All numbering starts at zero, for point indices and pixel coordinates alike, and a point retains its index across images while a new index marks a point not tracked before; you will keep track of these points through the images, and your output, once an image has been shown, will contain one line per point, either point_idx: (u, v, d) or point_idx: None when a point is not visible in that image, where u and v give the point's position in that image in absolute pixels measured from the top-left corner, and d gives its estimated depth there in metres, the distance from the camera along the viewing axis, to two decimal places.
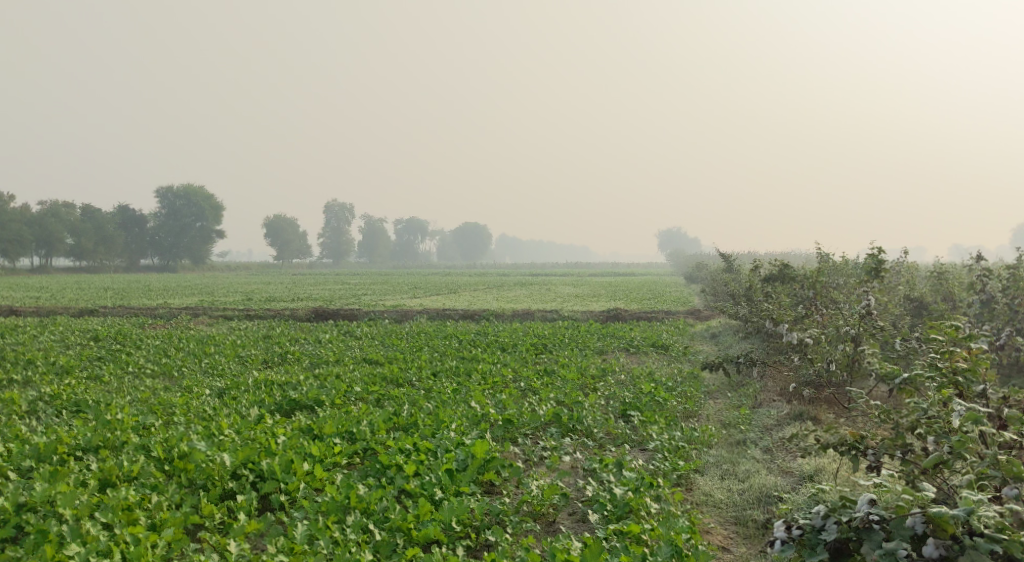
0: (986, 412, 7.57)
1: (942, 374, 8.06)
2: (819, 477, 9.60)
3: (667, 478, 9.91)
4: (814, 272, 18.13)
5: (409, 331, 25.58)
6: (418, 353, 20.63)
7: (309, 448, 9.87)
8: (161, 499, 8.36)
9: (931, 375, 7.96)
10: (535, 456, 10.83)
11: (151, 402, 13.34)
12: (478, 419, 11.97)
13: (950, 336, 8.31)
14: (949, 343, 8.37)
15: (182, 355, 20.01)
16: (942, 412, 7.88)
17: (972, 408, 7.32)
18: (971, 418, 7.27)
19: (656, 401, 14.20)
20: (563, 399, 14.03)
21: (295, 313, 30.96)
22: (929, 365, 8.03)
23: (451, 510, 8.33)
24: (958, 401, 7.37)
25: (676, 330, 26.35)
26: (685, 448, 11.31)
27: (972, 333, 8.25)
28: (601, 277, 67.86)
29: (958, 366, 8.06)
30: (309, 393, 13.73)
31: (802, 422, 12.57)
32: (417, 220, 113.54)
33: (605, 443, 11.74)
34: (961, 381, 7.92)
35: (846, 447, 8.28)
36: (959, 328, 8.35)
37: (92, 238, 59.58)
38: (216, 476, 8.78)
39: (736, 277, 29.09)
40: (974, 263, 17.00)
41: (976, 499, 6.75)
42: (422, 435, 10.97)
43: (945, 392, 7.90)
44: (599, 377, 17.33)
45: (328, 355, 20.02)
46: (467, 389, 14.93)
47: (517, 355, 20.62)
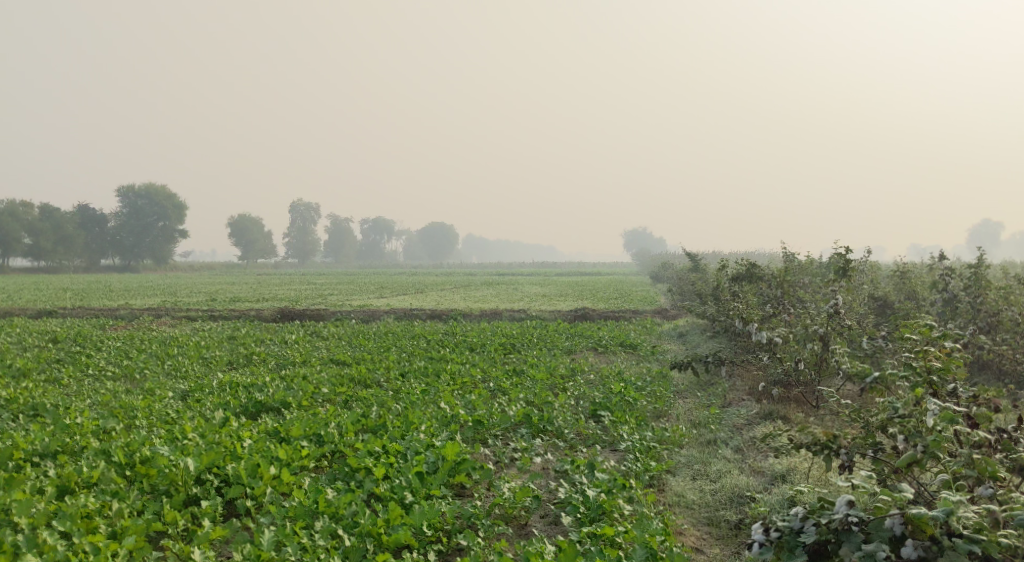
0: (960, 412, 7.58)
1: (916, 373, 8.04)
2: (791, 477, 9.57)
3: (640, 478, 9.84)
4: (781, 271, 18.20)
5: (376, 331, 25.36)
6: (386, 353, 20.46)
7: (275, 452, 9.67)
8: (123, 506, 8.13)
9: (905, 374, 7.92)
10: (506, 458, 10.71)
11: (112, 406, 13.05)
12: (447, 421, 11.83)
13: (923, 335, 8.29)
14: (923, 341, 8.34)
15: (143, 357, 19.64)
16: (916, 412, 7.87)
17: (947, 408, 7.33)
18: (946, 418, 7.27)
19: (627, 401, 14.15)
20: (533, 400, 13.94)
21: (260, 314, 30.57)
22: (904, 364, 8.00)
23: (423, 514, 8.18)
24: (933, 400, 7.37)
25: (644, 329, 26.38)
26: (656, 449, 11.25)
27: (945, 333, 8.23)
28: (568, 276, 67.98)
29: (932, 365, 8.04)
30: (275, 395, 13.50)
31: (772, 421, 12.58)
32: (383, 220, 112.92)
33: (576, 443, 11.65)
34: (936, 380, 7.90)
35: (819, 447, 8.25)
36: (933, 327, 8.32)
37: (51, 237, 58.47)
38: (179, 481, 8.54)
39: (703, 276, 29.22)
40: (938, 262, 17.14)
41: (955, 500, 6.73)
42: (391, 437, 10.82)
43: (920, 391, 7.88)
44: (568, 377, 17.27)
45: (294, 355, 19.77)
46: (435, 390, 14.78)
47: (485, 355, 20.49)
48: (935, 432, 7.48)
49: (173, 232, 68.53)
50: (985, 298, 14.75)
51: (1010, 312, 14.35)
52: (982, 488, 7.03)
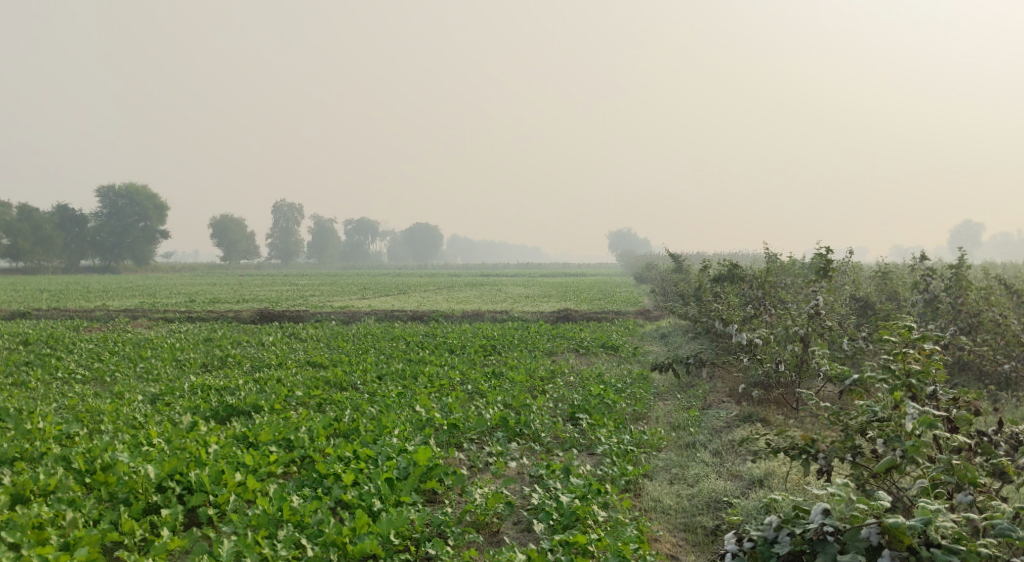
0: (940, 415, 7.41)
1: (895, 376, 7.86)
2: (769, 482, 9.38)
3: (615, 483, 9.65)
4: (762, 272, 18.07)
5: (356, 332, 25.08)
6: (363, 354, 20.20)
7: (242, 458, 9.43)
8: (77, 515, 7.88)
9: (884, 378, 7.75)
10: (480, 463, 10.49)
11: (78, 410, 12.74)
12: (421, 425, 11.61)
13: (902, 336, 8.10)
14: (901, 344, 8.18)
15: (116, 359, 19.27)
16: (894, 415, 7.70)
17: (926, 412, 7.16)
18: (926, 422, 7.10)
19: (605, 403, 13.95)
20: (510, 402, 13.72)
21: (238, 315, 30.20)
22: (882, 367, 7.82)
23: (390, 522, 7.98)
24: (912, 404, 7.19)
25: (625, 330, 26.22)
26: (634, 453, 11.05)
27: (925, 333, 8.06)
28: (551, 277, 67.87)
29: (911, 367, 7.87)
30: (246, 398, 13.22)
31: (752, 424, 12.40)
32: (366, 221, 112.45)
33: (553, 447, 11.44)
34: (915, 383, 7.73)
35: (797, 451, 8.06)
36: (912, 328, 8.16)
37: (29, 238, 57.78)
38: (139, 489, 8.32)
39: (686, 277, 29.11)
40: (919, 263, 17.05)
41: (934, 509, 6.58)
42: (363, 442, 10.58)
43: (899, 394, 7.71)
44: (547, 379, 17.06)
45: (271, 358, 19.48)
46: (411, 392, 14.54)
47: (465, 357, 20.26)
48: (914, 436, 7.32)
49: (154, 233, 67.85)
50: (966, 299, 14.66)
51: (989, 312, 14.28)
52: (961, 494, 6.86)
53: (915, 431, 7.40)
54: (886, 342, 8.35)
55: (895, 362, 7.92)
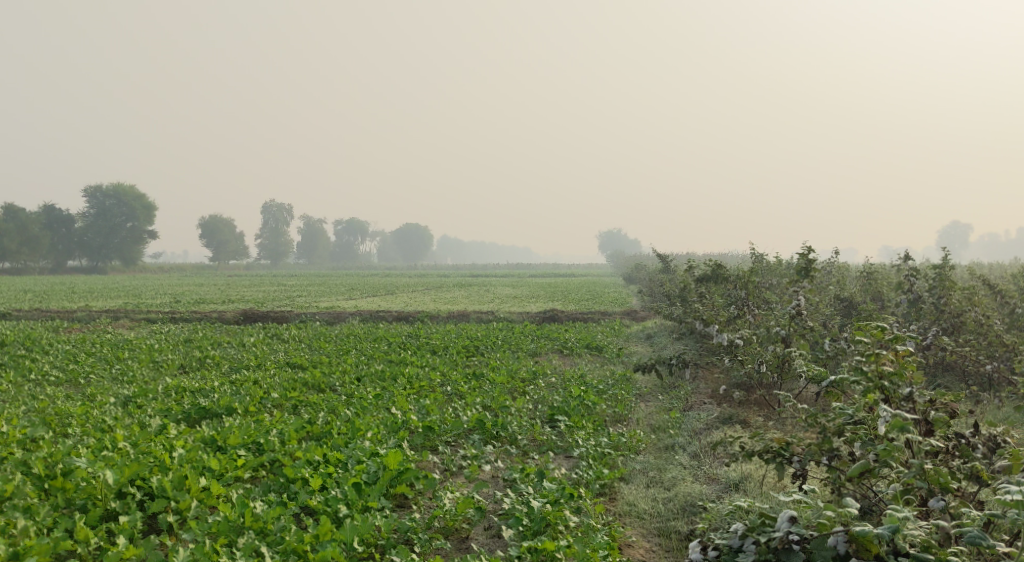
0: (914, 418, 7.23)
1: (868, 378, 7.67)
2: (745, 485, 9.20)
3: (590, 487, 9.49)
4: (747, 271, 17.92)
5: (339, 333, 24.86)
6: (344, 356, 19.95)
7: (207, 462, 9.23)
8: (29, 524, 7.78)
9: (856, 381, 7.56)
10: (454, 467, 10.33)
11: (47, 412, 12.52)
12: (396, 427, 11.41)
13: (876, 337, 7.90)
14: (875, 345, 7.98)
15: (92, 360, 19.01)
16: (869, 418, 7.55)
17: (898, 416, 6.99)
18: (898, 426, 6.92)
19: (585, 405, 13.77)
20: (489, 404, 13.55)
21: (221, 316, 29.95)
22: (855, 369, 7.64)
23: (354, 529, 7.87)
24: (884, 407, 7.01)
25: (611, 330, 26.07)
26: (611, 455, 10.87)
27: (901, 334, 7.86)
28: (541, 277, 67.72)
29: (884, 369, 7.66)
30: (220, 401, 13.01)
31: (732, 425, 12.23)
32: (356, 221, 112.09)
33: (529, 450, 11.26)
34: (887, 386, 7.55)
35: (771, 455, 7.92)
36: (886, 328, 7.97)
37: (15, 238, 57.37)
38: (98, 495, 8.20)
39: (671, 278, 28.97)
40: (903, 263, 16.93)
41: (902, 517, 6.43)
42: (334, 445, 10.37)
43: (872, 397, 7.53)
44: (529, 380, 16.88)
45: (249, 359, 19.24)
46: (390, 394, 14.34)
47: (447, 357, 20.07)
48: (887, 440, 7.16)
49: (141, 233, 67.37)
50: (949, 299, 14.54)
51: (972, 313, 14.17)
52: (933, 500, 6.72)
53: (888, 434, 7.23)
54: (861, 343, 8.15)
55: (868, 364, 7.73)
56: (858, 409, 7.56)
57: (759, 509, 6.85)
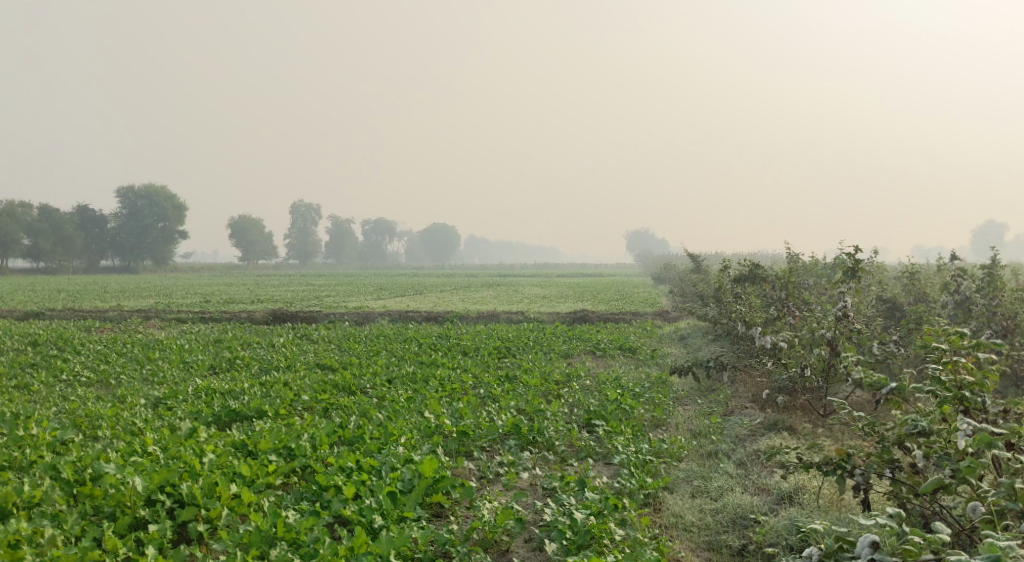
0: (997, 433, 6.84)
1: (945, 388, 7.32)
2: (797, 498, 8.78)
3: (633, 498, 9.10)
4: (786, 272, 17.36)
5: (369, 333, 24.58)
6: (374, 357, 19.66)
7: (238, 468, 8.96)
8: (57, 533, 7.53)
9: (932, 390, 7.20)
10: (490, 474, 9.97)
11: (77, 414, 12.31)
12: (430, 432, 11.08)
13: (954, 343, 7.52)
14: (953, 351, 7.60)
15: (123, 361, 18.83)
16: (945, 431, 7.21)
17: (984, 430, 6.62)
18: (984, 441, 6.56)
19: (623, 408, 13.37)
20: (523, 408, 13.18)
21: (251, 316, 29.78)
22: (931, 379, 7.29)
23: (390, 541, 7.59)
24: (967, 421, 6.66)
25: (644, 332, 25.55)
26: (653, 463, 10.47)
27: (979, 342, 7.50)
28: (571, 277, 67.30)
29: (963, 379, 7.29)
30: (250, 403, 12.74)
31: (777, 432, 11.77)
32: (383, 221, 112.15)
33: (567, 457, 10.88)
34: (967, 396, 7.17)
35: (832, 467, 7.68)
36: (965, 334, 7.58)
37: (49, 238, 57.82)
38: (126, 503, 7.93)
39: (704, 278, 28.43)
40: (949, 263, 16.35)
41: (1003, 547, 6.02)
42: (367, 451, 10.04)
43: (949, 408, 7.17)
44: (563, 382, 16.49)
45: (279, 359, 19.01)
46: (422, 397, 14.00)
47: (478, 359, 19.71)
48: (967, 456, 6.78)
49: (172, 233, 67.72)
50: (1000, 301, 13.98)
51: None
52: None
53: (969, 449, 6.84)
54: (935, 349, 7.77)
55: (945, 373, 7.37)
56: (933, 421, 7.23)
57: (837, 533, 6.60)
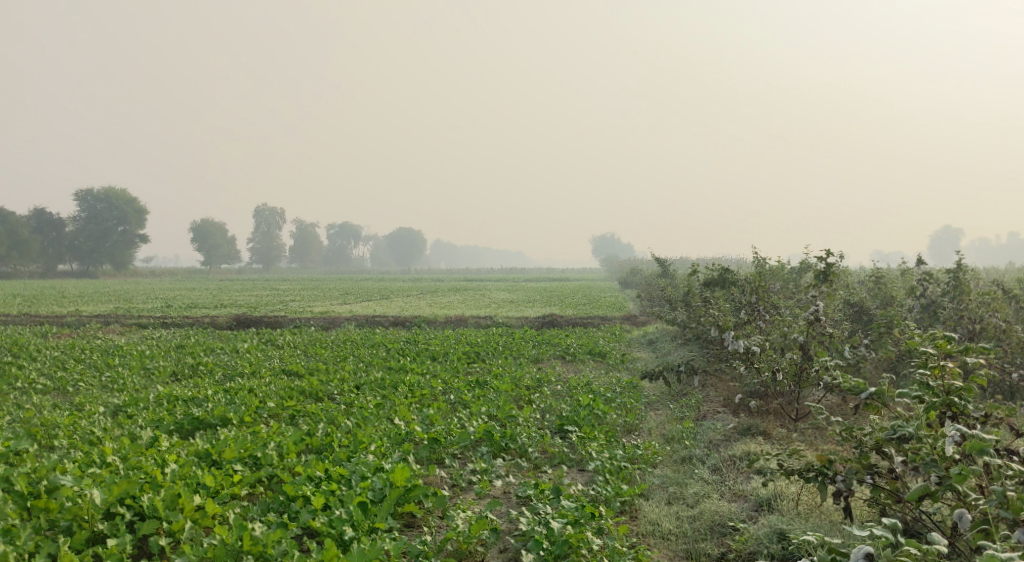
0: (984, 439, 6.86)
1: (932, 394, 7.27)
2: (775, 504, 8.68)
3: (609, 505, 8.96)
4: (756, 276, 17.21)
5: (335, 339, 24.22)
6: (341, 363, 19.36)
7: (202, 479, 8.68)
8: (10, 549, 7.21)
9: (921, 396, 7.17)
10: (463, 482, 9.79)
11: (32, 423, 11.91)
12: (400, 439, 10.84)
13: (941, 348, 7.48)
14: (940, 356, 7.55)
15: (82, 368, 18.33)
16: (930, 437, 7.17)
17: (975, 437, 6.65)
18: (976, 448, 6.61)
19: (596, 414, 13.22)
20: (495, 414, 12.99)
21: (215, 321, 29.28)
22: (919, 385, 7.22)
23: (362, 553, 7.41)
24: (958, 427, 6.68)
25: (612, 336, 25.45)
26: (628, 470, 10.32)
27: (966, 347, 7.44)
28: (537, 281, 67.31)
29: (950, 385, 7.26)
30: (214, 411, 12.41)
31: (752, 437, 11.65)
32: (349, 226, 111.34)
33: (541, 464, 10.71)
34: (956, 403, 7.14)
35: (813, 474, 7.65)
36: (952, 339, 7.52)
37: (5, 242, 56.56)
38: (83, 516, 7.61)
39: (671, 283, 28.35)
40: (916, 267, 16.41)
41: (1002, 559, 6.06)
42: (335, 459, 9.78)
43: (936, 414, 7.15)
44: (534, 388, 16.32)
45: (243, 366, 18.60)
46: (391, 403, 13.75)
47: (447, 364, 19.47)
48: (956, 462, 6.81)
49: (133, 237, 66.65)
50: (967, 304, 14.04)
51: (993, 318, 13.54)
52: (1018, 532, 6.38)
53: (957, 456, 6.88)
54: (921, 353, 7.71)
55: (933, 379, 7.31)
56: (919, 427, 7.19)
57: (829, 544, 6.81)
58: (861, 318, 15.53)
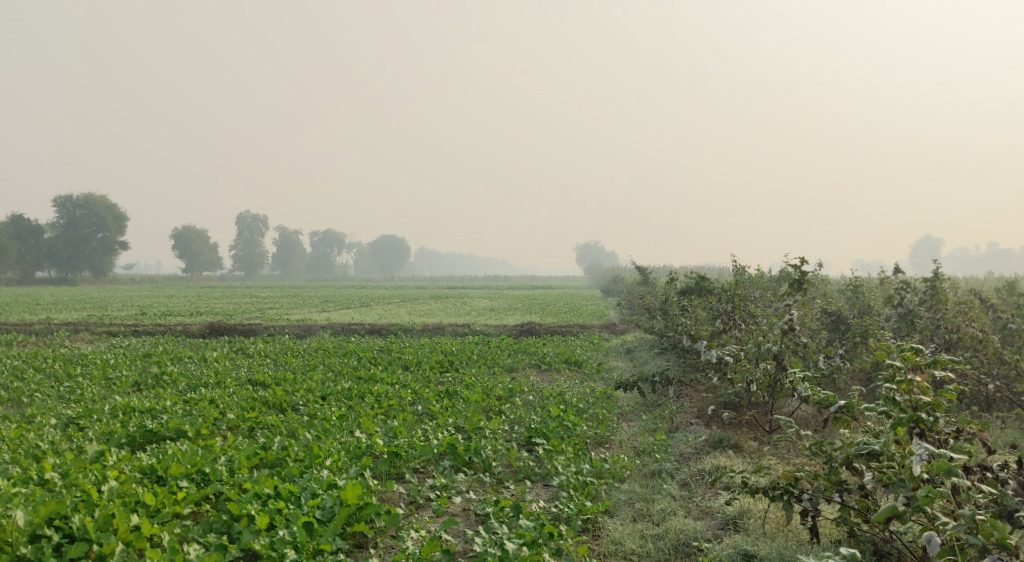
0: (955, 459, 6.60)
1: (899, 409, 6.92)
2: (743, 523, 8.37)
3: (571, 524, 8.63)
4: (733, 284, 16.71)
5: (307, 347, 23.75)
6: (310, 372, 18.89)
7: (142, 497, 8.33)
8: None
9: (887, 413, 6.82)
10: (421, 499, 9.42)
11: None
12: (359, 453, 10.39)
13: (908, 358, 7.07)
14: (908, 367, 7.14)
15: (41, 378, 17.76)
16: (898, 455, 6.88)
17: (944, 457, 6.38)
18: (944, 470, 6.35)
19: (565, 425, 12.82)
20: (461, 425, 12.58)
21: (187, 329, 28.74)
22: (884, 401, 6.88)
23: None
24: (927, 448, 6.41)
25: (590, 345, 25.15)
26: (593, 485, 9.94)
27: (935, 359, 7.06)
28: (519, 289, 67.21)
29: (918, 399, 6.90)
30: (169, 423, 11.97)
31: (723, 450, 11.28)
32: (331, 232, 110.66)
33: (504, 479, 10.31)
34: (924, 419, 6.79)
35: (778, 491, 7.35)
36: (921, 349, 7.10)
37: None
38: (7, 538, 7.39)
39: (651, 291, 28.05)
40: (894, 275, 16.14)
41: None
42: (287, 476, 9.35)
43: (903, 431, 6.82)
44: (505, 398, 15.91)
45: (208, 375, 18.09)
46: (355, 414, 13.32)
47: (419, 374, 19.04)
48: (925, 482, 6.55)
49: (112, 244, 65.85)
50: (944, 314, 13.78)
51: (970, 327, 13.31)
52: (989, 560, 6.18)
53: (927, 476, 6.61)
54: (889, 364, 7.29)
55: (899, 393, 6.95)
56: (887, 445, 6.89)
57: None
58: (839, 327, 14.99)
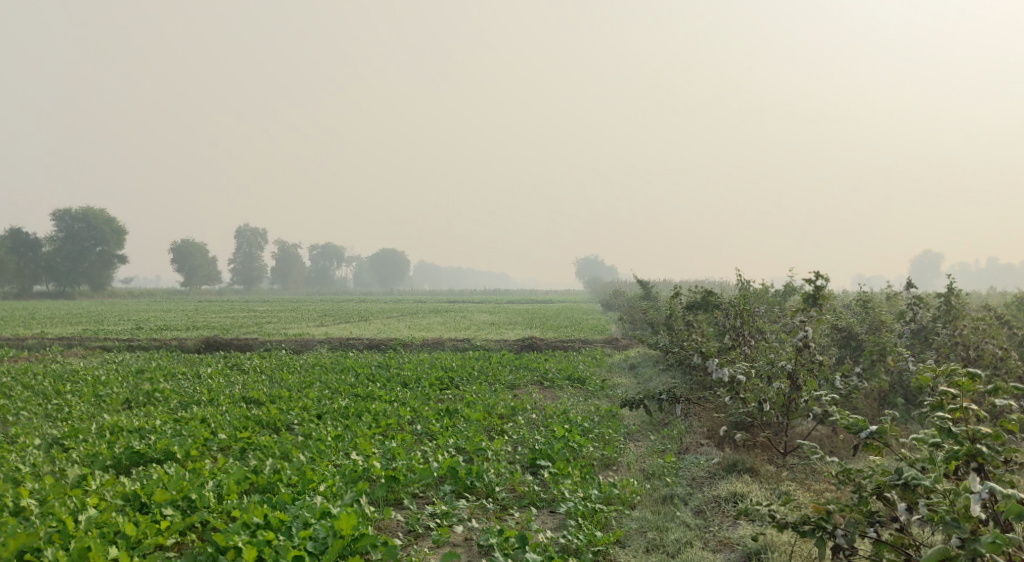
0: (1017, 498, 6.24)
1: (955, 442, 6.53)
2: (764, 557, 8.18)
3: (580, 557, 8.36)
4: (741, 298, 16.08)
5: (304, 363, 23.19)
6: (306, 389, 18.33)
7: (123, 527, 7.94)
8: None
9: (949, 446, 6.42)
10: (420, 528, 8.91)
11: None
12: (355, 477, 9.83)
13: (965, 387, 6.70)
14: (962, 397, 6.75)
15: (28, 396, 17.16)
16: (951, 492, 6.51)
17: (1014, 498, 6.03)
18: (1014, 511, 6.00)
19: (570, 446, 12.25)
20: (462, 446, 12.02)
21: (182, 344, 28.14)
22: (944, 432, 6.48)
23: None
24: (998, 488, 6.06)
25: (593, 361, 24.60)
26: (603, 513, 9.40)
27: (993, 389, 6.76)
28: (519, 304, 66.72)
29: (977, 432, 6.53)
30: (157, 443, 11.45)
31: (737, 475, 10.73)
32: (331, 246, 110.15)
33: (508, 505, 9.75)
34: (984, 454, 6.42)
35: (810, 527, 6.88)
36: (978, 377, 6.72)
37: None
38: None
39: (655, 306, 27.52)
40: (906, 288, 15.64)
41: None
42: (279, 503, 8.81)
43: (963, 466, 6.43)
44: (507, 417, 15.37)
45: (201, 393, 17.50)
46: (352, 434, 12.77)
47: (418, 391, 18.48)
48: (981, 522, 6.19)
49: (111, 258, 65.20)
50: (961, 330, 13.31)
51: (989, 344, 12.93)
52: None
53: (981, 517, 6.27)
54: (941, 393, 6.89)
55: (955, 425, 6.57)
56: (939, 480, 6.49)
57: None
58: (849, 344, 14.15)
